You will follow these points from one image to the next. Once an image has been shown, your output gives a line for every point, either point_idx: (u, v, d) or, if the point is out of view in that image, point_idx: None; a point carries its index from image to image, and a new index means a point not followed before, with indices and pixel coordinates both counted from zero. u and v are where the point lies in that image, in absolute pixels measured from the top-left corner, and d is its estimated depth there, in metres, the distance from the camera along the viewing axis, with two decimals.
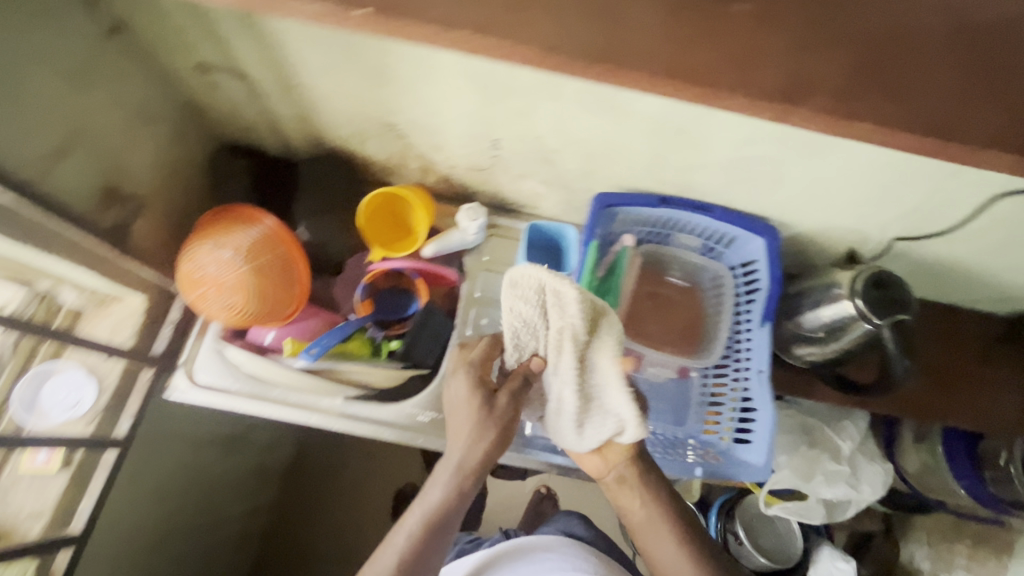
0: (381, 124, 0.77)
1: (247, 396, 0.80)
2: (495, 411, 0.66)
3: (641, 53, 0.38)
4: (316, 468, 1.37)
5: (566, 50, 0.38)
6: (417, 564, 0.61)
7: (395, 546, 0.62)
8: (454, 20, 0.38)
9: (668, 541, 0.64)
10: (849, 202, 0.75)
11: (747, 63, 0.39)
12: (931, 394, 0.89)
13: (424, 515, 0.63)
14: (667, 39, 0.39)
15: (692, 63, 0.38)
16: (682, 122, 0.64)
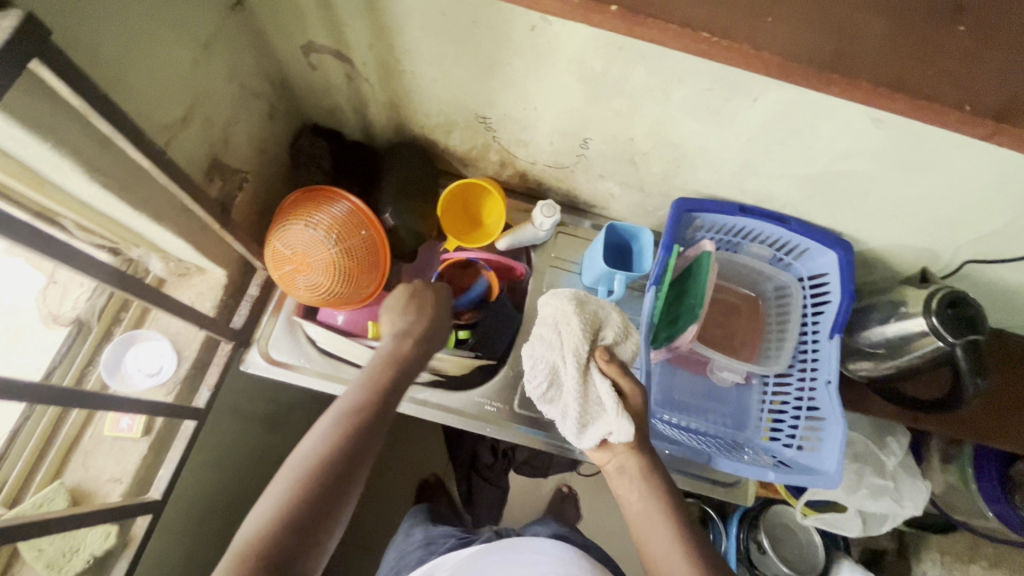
0: (472, 115, 0.79)
1: (320, 375, 0.82)
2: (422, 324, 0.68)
3: (870, 63, 0.36)
4: None
5: (797, 58, 0.36)
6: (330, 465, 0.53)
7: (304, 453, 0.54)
8: (697, 23, 0.36)
9: (671, 540, 0.60)
10: (934, 223, 0.74)
11: (962, 74, 0.36)
12: (985, 417, 0.91)
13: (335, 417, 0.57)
14: (893, 48, 0.37)
15: (897, 74, 0.37)
16: (789, 131, 0.65)
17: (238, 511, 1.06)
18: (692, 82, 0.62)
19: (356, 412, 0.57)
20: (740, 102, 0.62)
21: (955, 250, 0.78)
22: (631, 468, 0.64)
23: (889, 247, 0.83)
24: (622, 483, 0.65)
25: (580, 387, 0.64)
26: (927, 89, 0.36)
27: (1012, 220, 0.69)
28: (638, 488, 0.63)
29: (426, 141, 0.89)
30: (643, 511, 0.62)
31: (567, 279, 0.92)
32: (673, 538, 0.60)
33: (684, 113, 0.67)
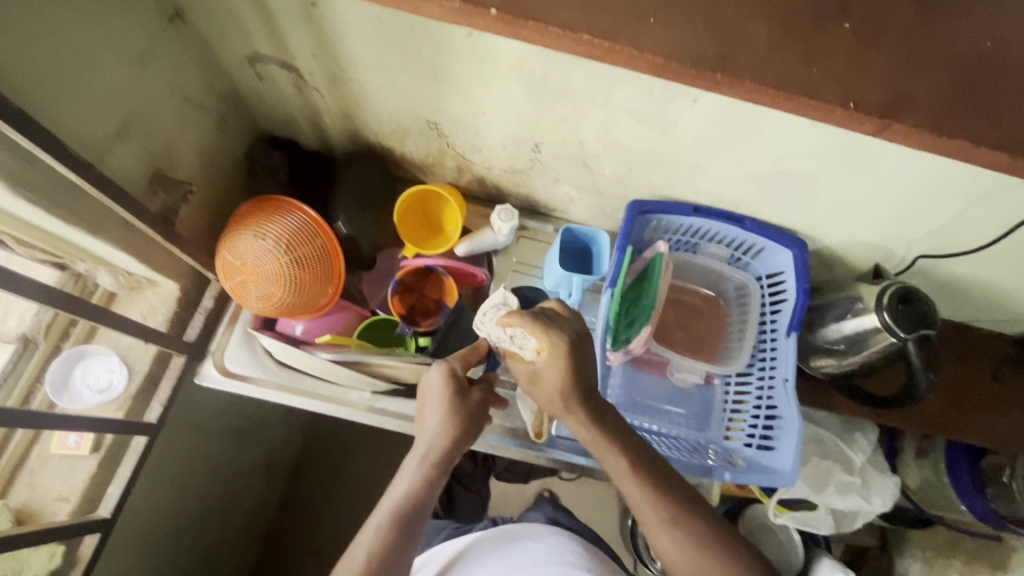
0: (424, 121, 0.79)
1: (277, 386, 0.81)
2: (469, 402, 0.62)
3: (749, 64, 0.39)
4: (317, 467, 1.34)
5: (676, 58, 0.38)
6: (389, 559, 0.54)
7: (364, 541, 0.55)
8: (578, 25, 0.38)
9: (666, 533, 0.56)
10: (882, 219, 0.75)
11: (840, 79, 0.39)
12: (945, 410, 0.92)
13: (390, 506, 0.57)
14: (774, 48, 0.39)
15: (781, 74, 0.39)
16: (729, 131, 0.65)
17: (206, 528, 1.05)
18: (630, 85, 0.62)
19: (410, 496, 0.57)
20: (680, 103, 0.63)
21: (908, 245, 0.79)
22: (613, 463, 0.60)
23: (844, 244, 0.83)
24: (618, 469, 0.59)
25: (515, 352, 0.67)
26: (813, 86, 0.39)
27: (958, 214, 0.69)
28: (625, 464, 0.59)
29: (382, 148, 0.89)
30: (633, 483, 0.58)
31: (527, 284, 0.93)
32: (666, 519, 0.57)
33: (626, 116, 0.67)
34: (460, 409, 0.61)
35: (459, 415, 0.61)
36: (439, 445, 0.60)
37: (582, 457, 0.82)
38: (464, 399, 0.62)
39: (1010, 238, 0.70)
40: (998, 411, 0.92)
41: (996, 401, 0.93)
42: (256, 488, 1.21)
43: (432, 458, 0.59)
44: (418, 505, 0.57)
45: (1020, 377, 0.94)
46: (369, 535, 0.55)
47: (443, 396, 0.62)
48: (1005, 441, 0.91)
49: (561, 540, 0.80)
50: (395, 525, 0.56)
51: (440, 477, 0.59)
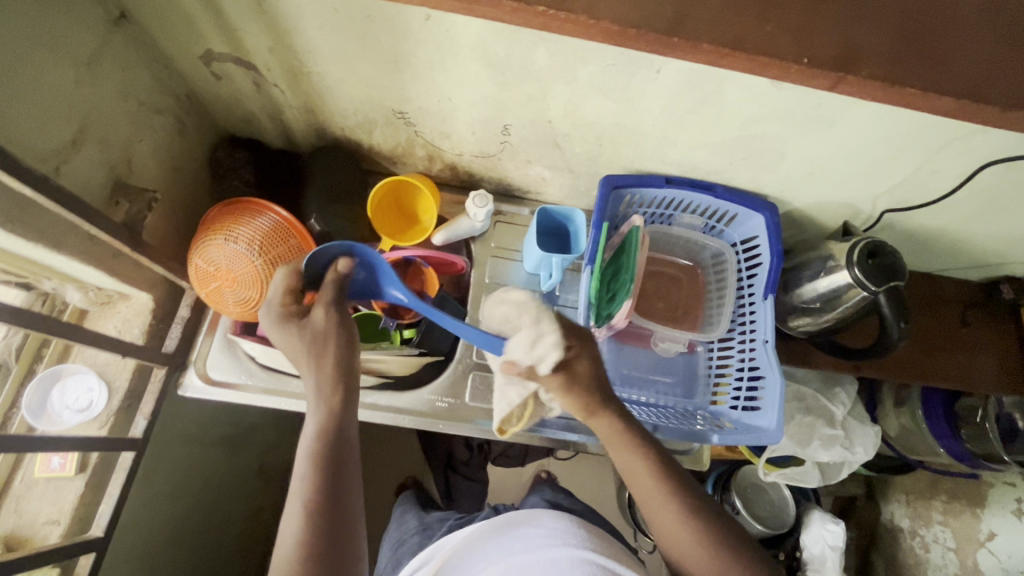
0: (390, 111, 0.78)
1: (263, 391, 0.80)
2: (314, 325, 0.59)
3: (704, 27, 0.39)
4: None
5: (633, 23, 0.39)
6: (333, 497, 0.52)
7: (296, 496, 0.52)
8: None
9: (686, 531, 0.58)
10: (846, 176, 0.77)
11: (792, 36, 0.40)
12: (919, 359, 0.96)
13: (309, 451, 0.54)
14: (728, 8, 0.40)
15: (735, 34, 0.39)
16: (695, 98, 0.66)
17: (205, 539, 1.05)
18: (594, 60, 0.62)
19: (323, 431, 0.55)
20: (644, 75, 0.63)
21: (873, 201, 0.81)
22: (639, 469, 0.61)
23: (811, 204, 0.85)
24: (641, 484, 0.61)
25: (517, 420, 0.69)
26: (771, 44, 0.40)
27: (918, 165, 0.72)
28: (648, 478, 0.61)
29: (350, 142, 0.87)
30: (654, 496, 0.60)
31: (508, 268, 0.94)
32: (680, 523, 0.59)
33: (591, 90, 0.68)
34: (309, 331, 0.59)
35: (322, 334, 0.59)
36: (320, 369, 0.58)
37: (575, 433, 0.84)
38: (311, 323, 0.60)
39: (969, 184, 0.73)
40: (968, 354, 0.97)
41: (964, 346, 0.97)
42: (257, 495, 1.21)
43: (322, 387, 0.58)
44: (337, 436, 0.55)
45: (984, 321, 0.99)
46: (297, 487, 0.52)
47: (286, 326, 0.61)
48: (978, 383, 0.96)
49: (564, 521, 0.79)
50: (318, 465, 0.53)
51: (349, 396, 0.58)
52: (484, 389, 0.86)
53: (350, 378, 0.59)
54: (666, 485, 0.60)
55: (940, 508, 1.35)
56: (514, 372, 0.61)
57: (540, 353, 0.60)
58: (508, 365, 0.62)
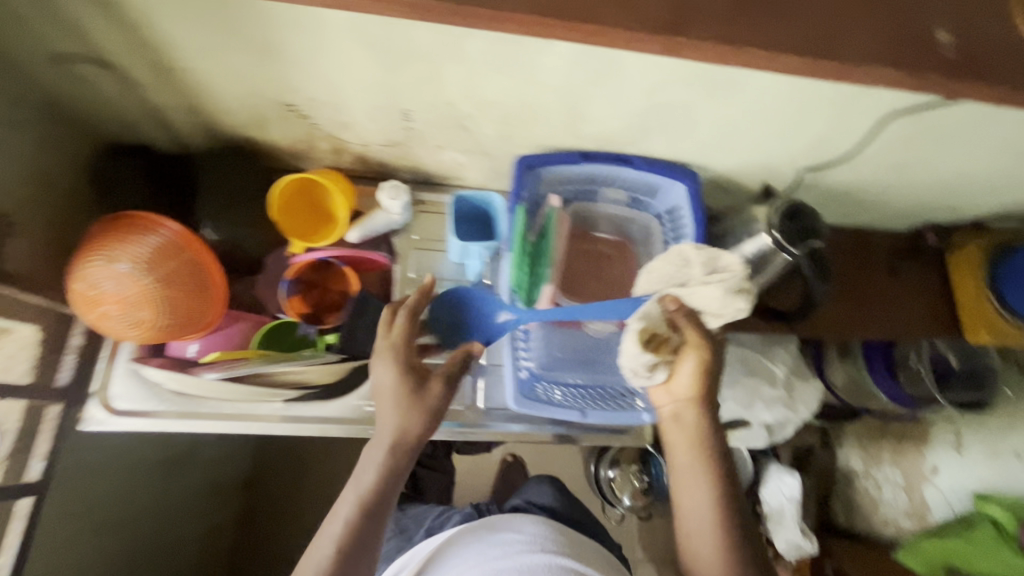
0: (279, 104, 0.72)
1: (176, 415, 0.76)
2: (425, 395, 0.66)
3: None
4: (277, 468, 1.47)
5: None
6: (358, 545, 0.59)
7: (332, 533, 0.60)
8: None
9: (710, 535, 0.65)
10: (761, 138, 0.75)
11: None
12: (852, 313, 0.97)
13: (356, 497, 0.62)
14: None
15: None
16: (594, 69, 0.62)
17: (143, 566, 1.01)
18: (480, 35, 0.58)
19: (382, 482, 0.63)
20: (536, 47, 0.59)
21: (792, 161, 0.80)
22: (688, 461, 0.68)
23: (734, 168, 0.83)
24: (688, 480, 0.68)
25: (645, 374, 0.68)
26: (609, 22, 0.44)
27: (831, 122, 0.70)
28: (700, 476, 0.67)
29: (246, 139, 0.81)
30: (690, 491, 0.67)
31: (434, 259, 0.90)
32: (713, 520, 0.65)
33: (485, 68, 0.63)
34: (399, 390, 0.65)
35: (413, 402, 0.65)
36: (398, 430, 0.64)
37: (517, 424, 0.84)
38: (423, 392, 0.66)
39: (881, 137, 0.72)
40: (898, 304, 0.99)
41: (894, 296, 0.99)
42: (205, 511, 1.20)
43: (392, 444, 0.64)
44: (384, 492, 0.62)
45: (912, 270, 1.00)
46: (347, 512, 0.61)
47: (403, 386, 0.66)
48: (908, 332, 0.98)
49: (538, 525, 0.81)
50: (362, 511, 0.61)
51: (405, 460, 0.65)
52: None
53: (414, 445, 0.65)
54: (716, 484, 0.66)
55: (889, 449, 1.40)
56: (672, 300, 0.66)
57: (728, 297, 0.63)
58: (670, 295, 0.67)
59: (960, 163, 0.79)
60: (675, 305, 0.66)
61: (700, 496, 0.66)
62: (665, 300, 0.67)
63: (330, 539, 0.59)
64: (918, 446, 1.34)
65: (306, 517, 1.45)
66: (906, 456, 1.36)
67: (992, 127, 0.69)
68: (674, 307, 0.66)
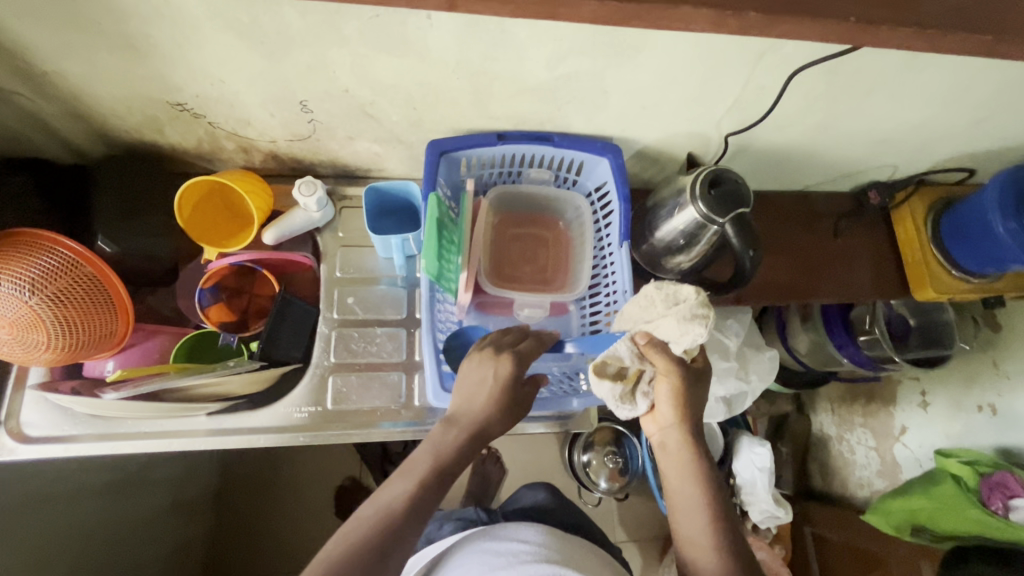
0: (167, 104, 0.68)
1: (95, 438, 0.73)
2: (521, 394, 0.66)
3: None
4: (247, 480, 1.44)
5: None
6: (421, 511, 0.55)
7: (398, 487, 0.56)
8: None
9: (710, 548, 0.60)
10: (678, 105, 0.72)
11: None
12: (799, 279, 0.95)
13: (433, 461, 0.58)
14: None
15: None
16: (484, 43, 0.59)
17: None
18: (352, 13, 0.54)
19: (460, 453, 0.60)
20: (416, 23, 0.55)
21: (717, 127, 0.77)
22: (683, 475, 0.65)
23: (660, 139, 0.81)
24: (679, 500, 0.64)
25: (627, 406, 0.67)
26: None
27: (744, 83, 0.67)
28: (691, 495, 0.63)
29: (145, 145, 0.77)
30: (688, 510, 0.63)
31: (361, 255, 0.87)
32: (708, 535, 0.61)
33: (370, 50, 0.60)
34: (502, 379, 0.64)
35: (504, 396, 0.64)
36: (485, 419, 0.63)
37: None
38: (518, 386, 0.66)
39: (799, 94, 0.69)
40: (845, 266, 0.97)
41: (841, 258, 0.97)
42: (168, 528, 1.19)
43: (476, 426, 0.62)
44: (455, 466, 0.60)
45: (859, 230, 0.98)
46: (404, 478, 0.57)
47: (507, 382, 0.65)
48: (856, 293, 0.96)
49: (536, 526, 0.85)
50: (433, 476, 0.57)
51: (479, 447, 0.62)
52: (348, 390, 0.80)
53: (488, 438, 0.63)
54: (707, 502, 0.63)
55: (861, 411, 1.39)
56: (641, 337, 0.65)
57: (686, 326, 0.62)
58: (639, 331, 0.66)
59: (888, 117, 0.76)
60: (645, 341, 0.65)
61: (689, 488, 0.64)
62: (635, 335, 0.66)
63: (383, 499, 0.54)
64: (886, 406, 1.34)
65: (281, 528, 1.43)
66: (876, 417, 1.36)
67: (910, 74, 0.67)
68: (644, 341, 0.66)
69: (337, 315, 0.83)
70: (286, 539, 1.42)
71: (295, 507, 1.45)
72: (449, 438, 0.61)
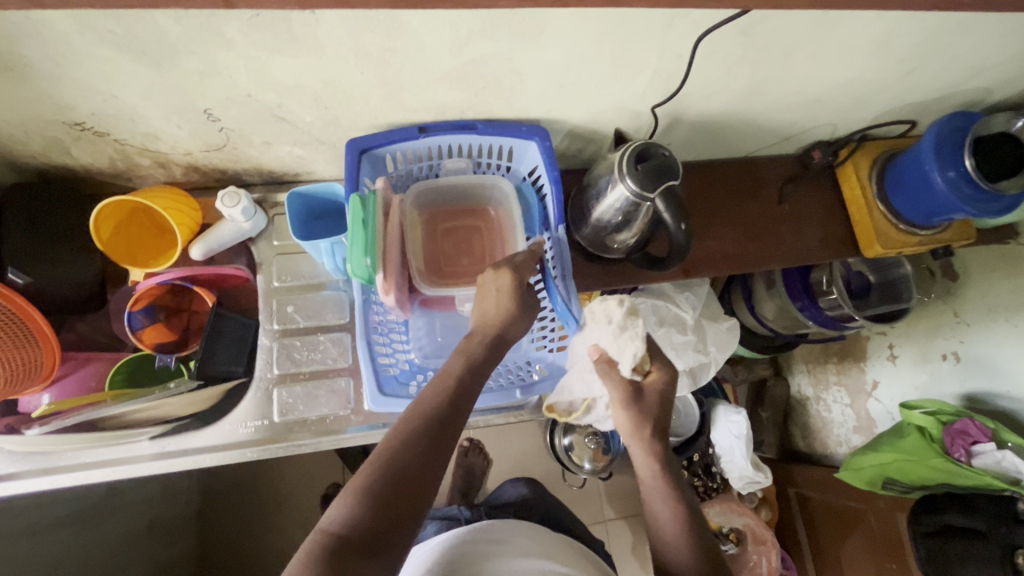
0: (65, 125, 0.65)
1: (35, 473, 0.71)
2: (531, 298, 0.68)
3: None
4: (227, 495, 1.44)
5: None
6: (460, 400, 0.60)
7: (439, 381, 0.61)
8: None
9: (681, 533, 0.66)
10: (598, 81, 0.70)
11: None
12: (748, 246, 0.94)
13: (466, 357, 0.63)
14: None
15: None
16: (378, 34, 0.56)
17: None
18: (229, 15, 0.51)
19: (489, 346, 0.64)
20: (301, 20, 0.53)
21: (643, 101, 0.76)
22: (647, 475, 0.71)
23: (588, 117, 0.79)
24: (651, 495, 0.70)
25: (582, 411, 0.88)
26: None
27: (660, 53, 0.65)
28: (658, 489, 0.70)
29: (54, 168, 0.74)
30: (657, 500, 0.69)
31: (297, 262, 0.84)
32: (677, 522, 0.67)
33: (261, 50, 0.57)
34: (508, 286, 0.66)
35: (515, 306, 0.66)
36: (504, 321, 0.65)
37: None
38: (523, 295, 0.67)
39: (716, 58, 0.67)
40: (795, 229, 0.96)
41: (789, 221, 0.96)
42: (147, 551, 1.19)
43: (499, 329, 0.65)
44: (487, 356, 0.64)
45: (805, 192, 0.98)
46: (445, 378, 0.61)
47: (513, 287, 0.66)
48: (806, 255, 0.95)
49: (516, 523, 0.84)
50: (468, 369, 0.62)
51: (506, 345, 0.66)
52: (295, 401, 0.79)
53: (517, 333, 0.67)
54: (673, 490, 0.69)
55: (834, 369, 1.41)
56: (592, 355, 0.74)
57: (624, 342, 0.71)
58: (594, 347, 0.73)
59: (816, 76, 0.75)
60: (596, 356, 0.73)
61: (663, 510, 0.68)
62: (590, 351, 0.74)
63: (427, 399, 0.59)
64: (857, 362, 1.35)
65: (266, 540, 1.42)
66: (848, 375, 1.37)
67: (826, 30, 0.65)
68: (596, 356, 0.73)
69: (277, 326, 0.82)
70: (273, 548, 1.42)
71: (280, 517, 1.44)
72: (477, 345, 0.64)
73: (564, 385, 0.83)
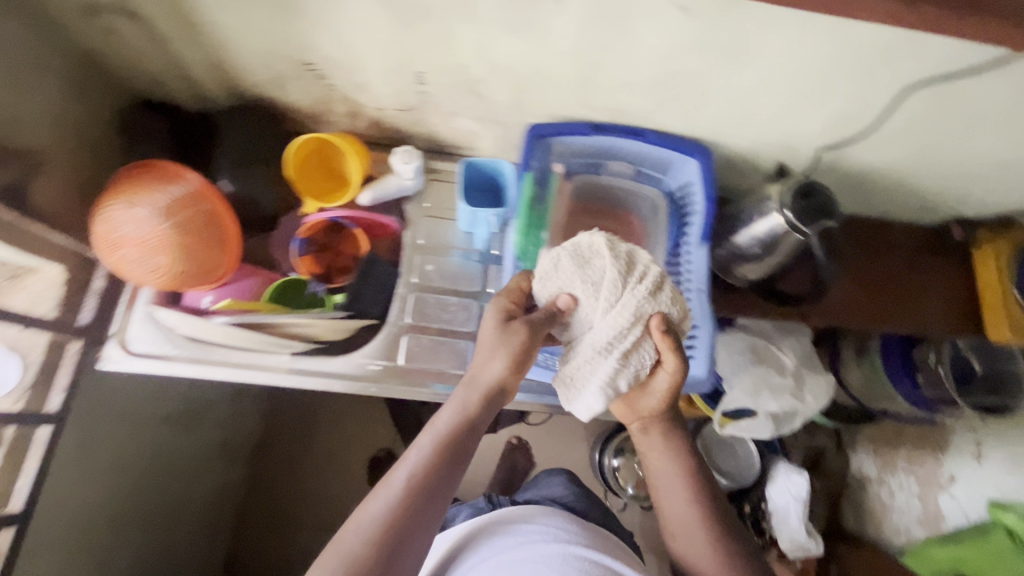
0: (297, 63, 0.74)
1: (188, 360, 0.79)
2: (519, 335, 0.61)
3: None
4: (284, 437, 1.44)
5: None
6: (432, 483, 0.55)
7: (408, 462, 0.56)
8: None
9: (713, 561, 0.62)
10: (777, 113, 0.73)
11: None
12: (871, 305, 0.94)
13: (435, 437, 0.58)
14: None
15: None
16: (604, 31, 0.62)
17: (148, 524, 1.01)
18: None
19: (466, 422, 0.59)
20: (547, 7, 0.59)
21: (808, 141, 0.79)
22: (680, 497, 0.66)
23: (749, 146, 0.82)
24: (679, 521, 0.66)
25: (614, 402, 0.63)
26: None
27: (848, 97, 0.68)
28: (691, 514, 0.65)
29: (264, 100, 0.84)
30: (687, 524, 0.65)
31: (442, 227, 0.91)
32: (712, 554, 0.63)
33: (497, 28, 0.63)
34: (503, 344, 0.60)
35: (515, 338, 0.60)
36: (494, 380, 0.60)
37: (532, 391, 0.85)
38: (516, 332, 0.61)
39: (899, 111, 0.70)
40: (922, 297, 0.95)
41: (916, 288, 0.96)
42: (217, 467, 1.24)
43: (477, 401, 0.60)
44: (466, 432, 0.59)
45: (936, 264, 0.97)
46: (415, 458, 0.56)
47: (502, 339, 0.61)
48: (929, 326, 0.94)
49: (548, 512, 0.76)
50: (441, 450, 0.57)
51: (488, 412, 0.61)
52: (419, 351, 0.84)
53: (502, 397, 0.62)
54: (705, 516, 0.65)
55: (905, 455, 1.30)
56: (657, 328, 0.61)
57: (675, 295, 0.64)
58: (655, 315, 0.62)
59: (989, 148, 0.76)
60: (657, 323, 0.61)
61: (695, 538, 0.64)
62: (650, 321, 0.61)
63: (399, 482, 0.55)
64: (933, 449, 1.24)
65: (309, 485, 1.42)
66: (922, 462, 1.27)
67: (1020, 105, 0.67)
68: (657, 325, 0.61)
69: (416, 280, 0.88)
70: (321, 490, 1.41)
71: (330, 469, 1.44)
72: (449, 411, 0.60)
73: (595, 364, 0.62)
